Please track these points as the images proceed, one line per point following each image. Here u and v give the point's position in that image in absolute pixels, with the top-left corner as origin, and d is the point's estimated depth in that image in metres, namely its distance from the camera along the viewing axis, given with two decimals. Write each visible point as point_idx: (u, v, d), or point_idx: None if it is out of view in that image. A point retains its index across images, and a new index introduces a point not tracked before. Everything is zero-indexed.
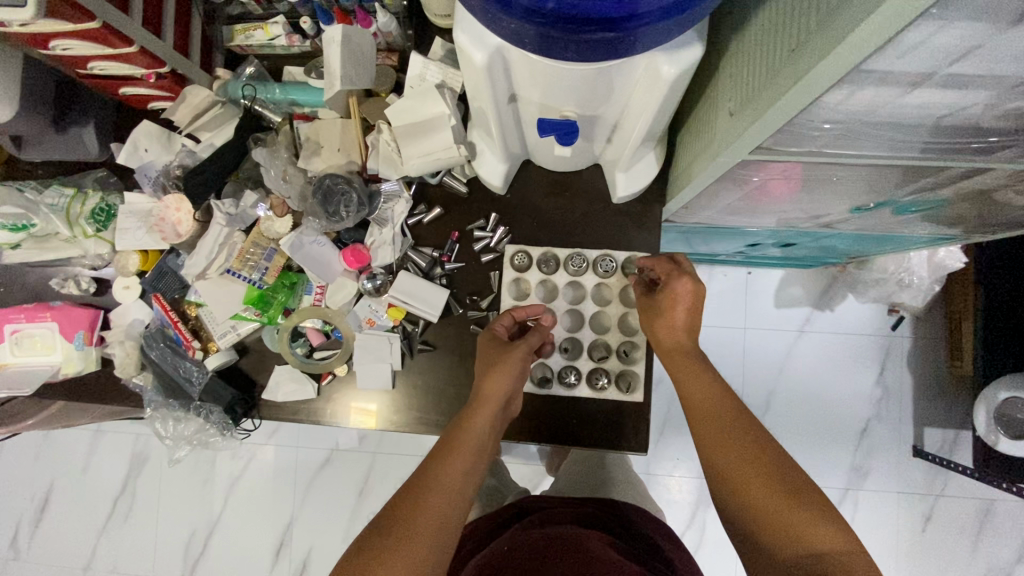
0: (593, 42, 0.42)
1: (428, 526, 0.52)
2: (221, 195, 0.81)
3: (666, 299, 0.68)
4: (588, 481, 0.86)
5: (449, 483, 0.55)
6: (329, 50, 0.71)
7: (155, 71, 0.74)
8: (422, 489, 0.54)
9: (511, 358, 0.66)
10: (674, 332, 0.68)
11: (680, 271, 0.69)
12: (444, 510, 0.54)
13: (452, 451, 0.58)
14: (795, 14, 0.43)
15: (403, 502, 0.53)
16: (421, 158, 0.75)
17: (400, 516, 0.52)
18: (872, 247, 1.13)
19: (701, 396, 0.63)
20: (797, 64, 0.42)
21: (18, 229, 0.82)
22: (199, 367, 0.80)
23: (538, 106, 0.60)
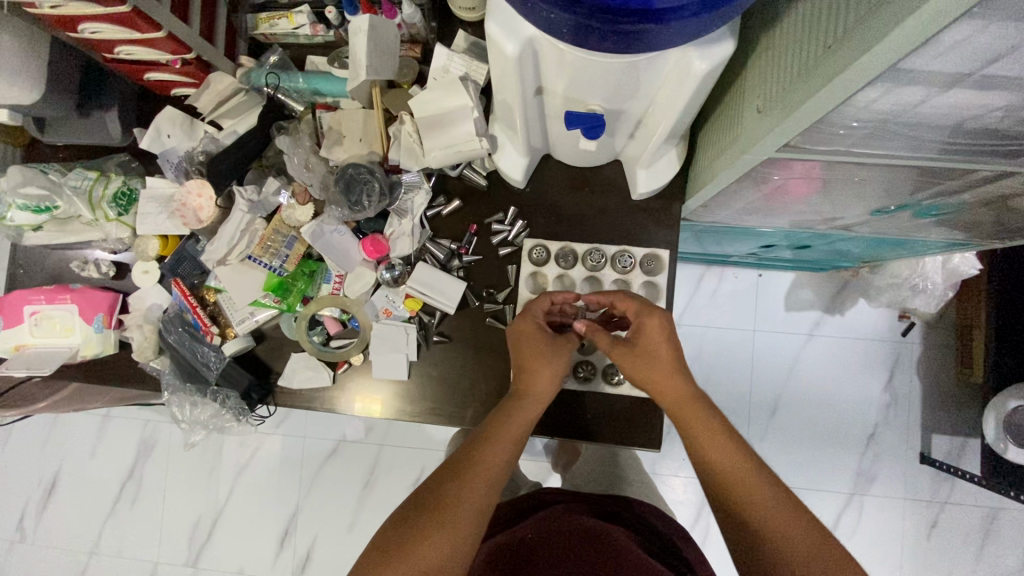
0: (629, 34, 0.42)
1: (470, 503, 0.55)
2: (243, 182, 0.81)
3: (644, 340, 0.66)
4: (599, 477, 0.86)
5: (493, 467, 0.58)
6: (354, 39, 0.72)
7: (181, 57, 0.74)
8: (466, 469, 0.57)
9: (557, 354, 0.68)
10: (672, 381, 0.65)
11: (649, 308, 0.68)
12: (486, 495, 0.57)
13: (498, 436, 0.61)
14: (833, 11, 0.43)
15: (447, 480, 0.57)
16: (444, 150, 0.75)
17: (447, 493, 0.55)
18: (887, 251, 1.12)
19: (704, 438, 0.62)
20: (832, 62, 0.42)
21: (40, 211, 0.82)
22: (216, 352, 0.80)
23: (564, 99, 0.60)
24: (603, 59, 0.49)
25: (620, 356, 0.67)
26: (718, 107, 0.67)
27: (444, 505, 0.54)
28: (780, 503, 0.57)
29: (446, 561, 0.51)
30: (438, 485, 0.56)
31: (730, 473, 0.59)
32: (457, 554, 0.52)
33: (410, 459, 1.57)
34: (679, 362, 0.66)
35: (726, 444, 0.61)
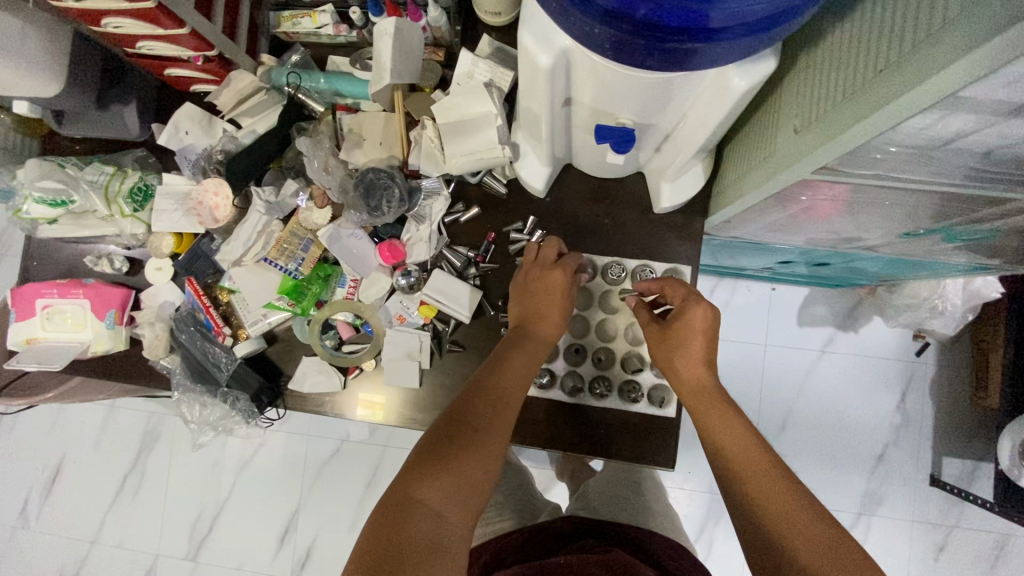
0: (676, 51, 0.42)
1: (499, 426, 0.61)
2: (261, 182, 0.80)
3: (679, 326, 0.68)
4: (617, 504, 0.86)
5: (512, 395, 0.64)
6: (379, 41, 0.71)
7: (202, 54, 0.73)
8: (491, 396, 0.63)
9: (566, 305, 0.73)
10: (695, 371, 0.67)
11: (694, 297, 0.68)
12: (509, 416, 0.63)
13: (516, 368, 0.67)
14: (886, 35, 0.42)
15: (475, 406, 0.61)
16: (465, 156, 0.74)
17: (478, 417, 0.60)
18: (906, 271, 1.10)
19: (717, 428, 0.64)
20: (880, 88, 0.40)
21: (57, 205, 0.81)
22: (228, 354, 0.79)
23: (594, 111, 0.59)
24: (641, 77, 0.48)
25: (654, 334, 0.71)
26: (748, 123, 0.66)
27: (475, 430, 0.59)
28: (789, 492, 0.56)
29: (481, 480, 0.56)
30: (467, 408, 0.61)
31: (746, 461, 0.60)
32: (488, 470, 0.57)
33: None
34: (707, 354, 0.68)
35: (741, 435, 0.62)
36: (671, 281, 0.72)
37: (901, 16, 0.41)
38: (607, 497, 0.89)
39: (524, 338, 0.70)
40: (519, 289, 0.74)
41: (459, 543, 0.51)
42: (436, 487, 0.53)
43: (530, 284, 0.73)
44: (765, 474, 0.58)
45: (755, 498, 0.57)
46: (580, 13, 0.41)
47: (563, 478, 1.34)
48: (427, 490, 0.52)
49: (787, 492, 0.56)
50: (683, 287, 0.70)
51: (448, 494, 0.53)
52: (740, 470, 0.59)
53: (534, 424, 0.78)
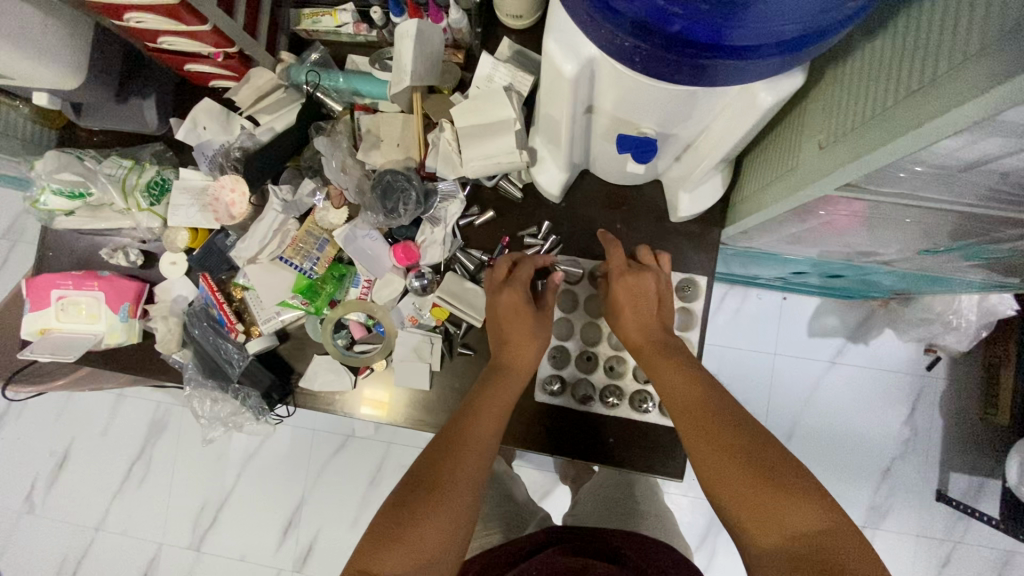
0: (707, 69, 0.43)
1: (465, 475, 0.59)
2: (278, 180, 0.80)
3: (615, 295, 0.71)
4: (612, 511, 0.89)
5: (481, 443, 0.62)
6: (401, 43, 0.70)
7: (223, 50, 0.73)
8: (458, 447, 0.61)
9: (540, 329, 0.72)
10: (641, 330, 0.70)
11: (627, 269, 0.71)
12: (479, 467, 0.61)
13: (485, 414, 0.65)
14: (919, 57, 0.41)
15: (439, 459, 0.60)
16: (481, 161, 0.74)
17: (442, 470, 0.58)
18: (920, 286, 1.09)
19: (663, 374, 0.65)
20: (911, 109, 0.40)
21: (74, 196, 0.81)
22: (240, 350, 0.80)
23: (615, 120, 0.58)
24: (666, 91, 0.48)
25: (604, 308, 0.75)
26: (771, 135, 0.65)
27: (438, 483, 0.57)
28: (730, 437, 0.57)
29: (443, 542, 0.54)
30: (429, 463, 0.59)
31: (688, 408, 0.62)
32: (453, 532, 0.55)
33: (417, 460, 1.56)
34: (646, 313, 0.70)
35: (682, 378, 0.63)
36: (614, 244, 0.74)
37: (936, 37, 0.40)
38: (613, 512, 0.90)
39: (495, 378, 0.69)
40: (487, 310, 0.74)
41: None
42: (394, 558, 0.52)
43: (497, 312, 0.72)
44: (702, 415, 0.60)
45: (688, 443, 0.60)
46: (612, 25, 0.42)
47: (567, 481, 1.35)
48: (384, 563, 0.52)
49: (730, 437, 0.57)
50: (620, 257, 0.72)
51: (406, 562, 0.52)
52: (681, 420, 0.61)
53: (544, 430, 0.78)
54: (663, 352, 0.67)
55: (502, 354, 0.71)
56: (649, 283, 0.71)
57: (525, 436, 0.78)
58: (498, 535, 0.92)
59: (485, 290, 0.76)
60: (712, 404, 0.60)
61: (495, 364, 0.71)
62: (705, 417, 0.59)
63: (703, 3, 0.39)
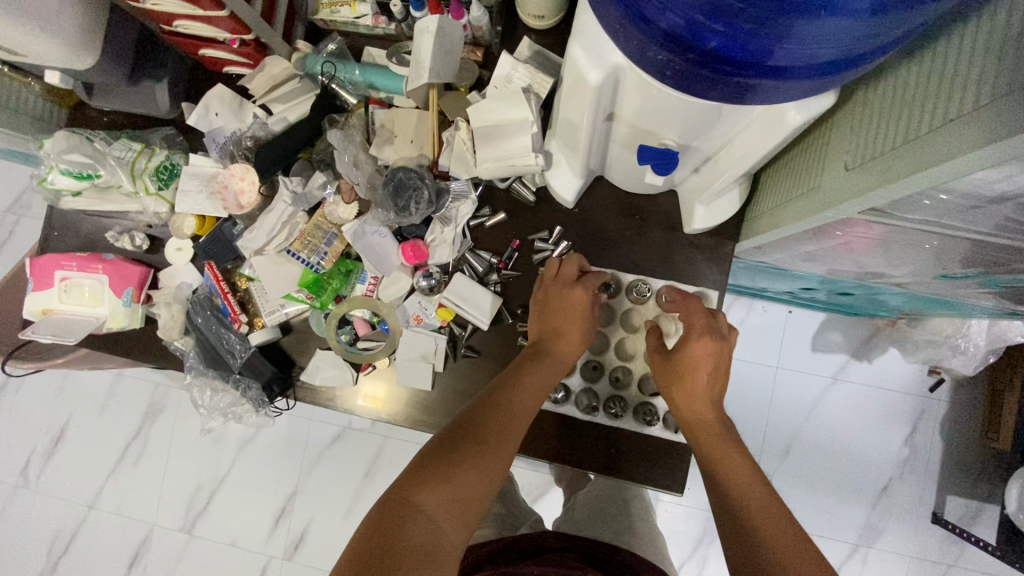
0: (742, 86, 0.42)
1: (506, 441, 0.61)
2: (289, 171, 0.79)
3: (684, 357, 0.68)
4: (607, 523, 0.89)
5: (525, 411, 0.64)
6: (419, 39, 0.69)
7: (239, 37, 0.72)
8: (504, 412, 0.63)
9: (591, 330, 0.72)
10: (697, 406, 0.68)
11: (707, 329, 0.69)
12: (519, 435, 0.62)
13: (534, 384, 0.66)
14: (941, 95, 0.41)
15: (487, 417, 0.61)
16: (495, 162, 0.73)
17: (489, 429, 0.60)
18: (929, 308, 1.08)
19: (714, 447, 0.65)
20: (930, 145, 0.40)
21: (82, 177, 0.80)
22: (242, 341, 0.78)
23: (637, 129, 0.57)
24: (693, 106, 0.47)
25: (658, 360, 0.71)
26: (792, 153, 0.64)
27: (485, 442, 0.59)
28: (790, 533, 0.55)
29: (482, 489, 0.56)
30: (477, 420, 0.61)
31: (750, 490, 0.60)
32: (490, 484, 0.57)
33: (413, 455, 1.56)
34: (715, 387, 0.69)
35: (733, 458, 0.64)
36: (697, 303, 0.71)
37: (963, 77, 0.40)
38: (604, 526, 0.89)
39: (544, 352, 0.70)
40: (538, 300, 0.73)
41: (451, 552, 0.51)
42: (436, 495, 0.53)
43: (551, 303, 0.72)
44: (755, 494, 0.60)
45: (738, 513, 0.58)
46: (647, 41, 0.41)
47: (562, 484, 1.35)
48: (425, 498, 0.53)
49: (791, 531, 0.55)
50: (705, 314, 0.70)
51: (446, 500, 0.53)
52: (731, 491, 0.61)
53: (546, 438, 0.77)
54: (727, 435, 0.66)
55: (552, 344, 0.71)
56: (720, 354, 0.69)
57: (525, 442, 0.77)
58: (492, 533, 0.92)
59: (546, 280, 0.74)
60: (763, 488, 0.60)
61: (542, 349, 0.70)
62: (759, 498, 0.59)
63: (746, 23, 0.38)
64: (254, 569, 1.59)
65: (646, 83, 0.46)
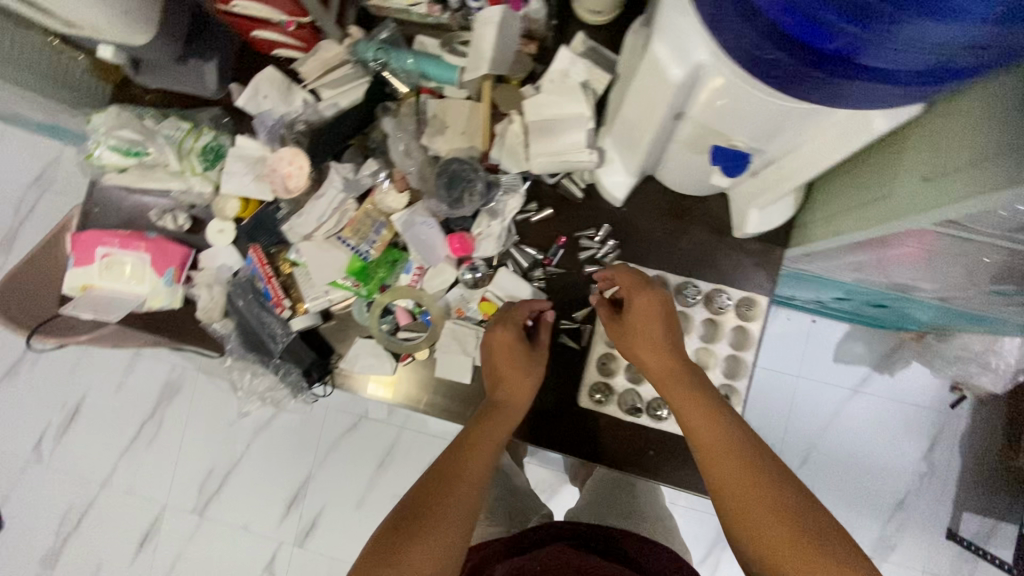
0: (848, 88, 0.41)
1: (457, 504, 0.59)
2: (340, 158, 0.78)
3: (633, 316, 0.68)
4: (613, 511, 0.92)
5: (474, 475, 0.62)
6: (480, 29, 0.68)
7: (296, 21, 0.73)
8: (453, 475, 0.61)
9: (535, 366, 0.72)
10: (660, 356, 0.67)
11: (641, 285, 0.69)
12: (471, 497, 0.60)
13: (479, 446, 0.65)
14: None
15: (434, 482, 0.60)
16: (548, 157, 0.72)
17: (438, 496, 0.59)
18: (957, 322, 1.07)
19: (686, 407, 0.63)
20: (1016, 164, 0.40)
21: (131, 155, 0.79)
22: (283, 326, 0.78)
23: (706, 130, 0.56)
24: (787, 108, 0.47)
25: (613, 327, 0.71)
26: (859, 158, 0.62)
27: (432, 509, 0.58)
28: (754, 495, 0.55)
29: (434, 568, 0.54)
30: (426, 490, 0.60)
31: (713, 446, 0.60)
32: (444, 559, 0.55)
33: (428, 447, 1.56)
34: (663, 339, 0.67)
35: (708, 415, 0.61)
36: (624, 267, 0.72)
37: None
38: (617, 515, 0.91)
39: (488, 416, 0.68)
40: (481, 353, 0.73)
41: None
42: None
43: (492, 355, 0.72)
44: (736, 453, 0.58)
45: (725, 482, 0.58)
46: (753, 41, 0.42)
47: (578, 483, 1.35)
48: None
49: (755, 491, 0.55)
50: (631, 274, 0.71)
51: None
52: (711, 455, 0.59)
53: (585, 437, 0.77)
54: (686, 381, 0.64)
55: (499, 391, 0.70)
56: (661, 301, 0.68)
57: (565, 441, 0.77)
58: None
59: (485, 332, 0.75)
60: (743, 445, 0.59)
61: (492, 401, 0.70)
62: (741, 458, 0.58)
63: (876, 22, 0.36)
64: (265, 554, 1.59)
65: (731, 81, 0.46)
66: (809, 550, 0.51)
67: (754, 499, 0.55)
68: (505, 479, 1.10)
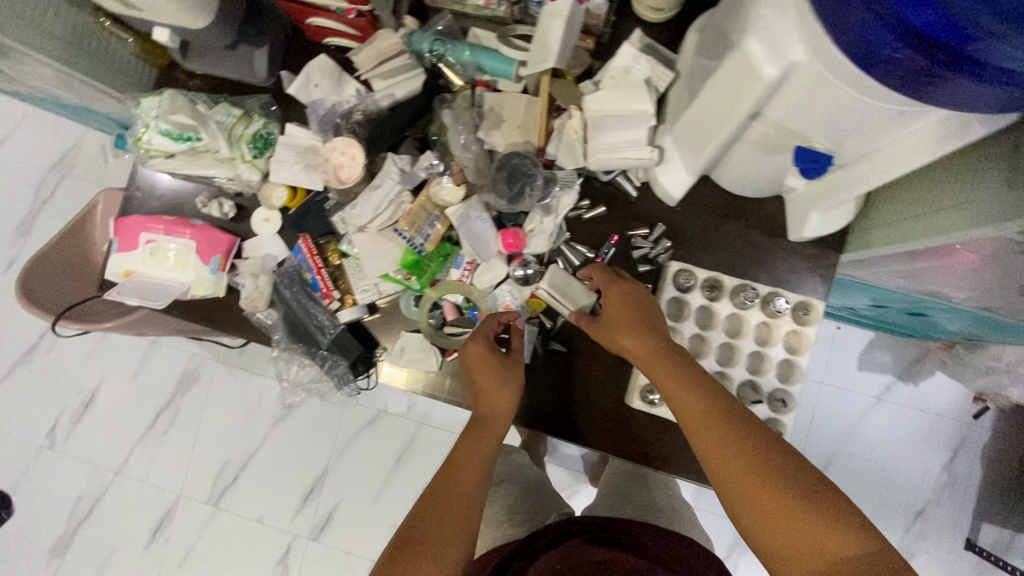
0: (983, 96, 0.39)
1: (453, 522, 0.61)
2: (396, 150, 0.77)
3: (612, 309, 0.69)
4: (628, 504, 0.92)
5: (465, 495, 0.64)
6: (547, 23, 0.67)
7: (356, 9, 0.72)
8: (447, 495, 0.63)
9: (514, 371, 0.71)
10: (642, 340, 0.66)
11: (614, 281, 0.71)
12: (466, 513, 0.63)
13: (463, 465, 0.66)
14: None
15: (430, 505, 0.63)
16: (607, 154, 0.71)
17: (433, 518, 0.61)
18: (986, 334, 1.05)
19: (671, 389, 0.62)
20: None
21: (182, 139, 0.77)
22: (331, 318, 0.78)
23: (783, 130, 0.56)
24: (888, 112, 0.47)
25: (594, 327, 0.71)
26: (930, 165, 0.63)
27: (429, 530, 0.60)
28: (743, 472, 0.54)
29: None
30: (422, 512, 0.62)
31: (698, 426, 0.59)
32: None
33: (447, 444, 1.54)
34: (645, 324, 0.67)
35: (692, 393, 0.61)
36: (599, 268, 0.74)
37: None
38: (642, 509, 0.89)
39: (470, 430, 0.70)
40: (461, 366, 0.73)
41: None
42: None
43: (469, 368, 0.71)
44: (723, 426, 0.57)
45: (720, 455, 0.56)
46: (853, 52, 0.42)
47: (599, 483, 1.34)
48: None
49: (743, 467, 0.54)
50: (607, 273, 0.73)
51: None
52: (701, 430, 0.58)
53: (634, 438, 0.76)
54: (668, 362, 0.63)
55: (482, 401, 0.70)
56: (633, 293, 0.70)
57: (615, 441, 0.76)
58: None
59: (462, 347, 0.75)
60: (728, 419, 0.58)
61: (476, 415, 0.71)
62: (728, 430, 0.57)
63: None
64: (280, 547, 1.58)
65: (830, 81, 0.45)
66: (805, 519, 0.50)
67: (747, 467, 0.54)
68: (534, 479, 1.09)
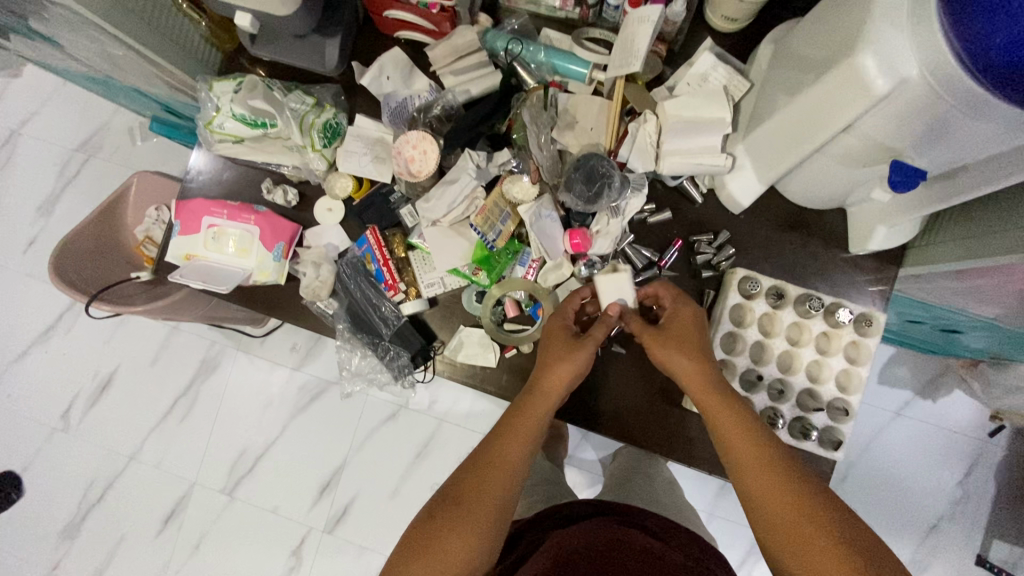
0: None
1: (491, 496, 0.60)
2: (472, 147, 0.77)
3: (674, 327, 0.66)
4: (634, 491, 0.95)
5: (508, 467, 0.62)
6: (635, 27, 0.70)
7: (440, 3, 0.73)
8: (484, 465, 0.62)
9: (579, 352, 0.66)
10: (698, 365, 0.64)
11: (682, 300, 0.68)
12: (504, 486, 0.61)
13: (507, 441, 0.63)
14: None
15: (469, 478, 0.61)
16: (681, 159, 0.73)
17: (470, 487, 0.60)
18: (1005, 351, 1.03)
19: (725, 425, 0.61)
20: None
21: (256, 125, 0.77)
22: (394, 310, 0.79)
23: (872, 143, 0.57)
24: (987, 135, 0.49)
25: (648, 338, 0.67)
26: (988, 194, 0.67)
27: (462, 499, 0.59)
28: (791, 508, 0.55)
29: (466, 559, 0.56)
30: (458, 478, 0.62)
31: (748, 463, 0.59)
32: (478, 547, 0.57)
33: (467, 442, 1.53)
34: (701, 351, 0.65)
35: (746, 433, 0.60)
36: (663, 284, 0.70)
37: None
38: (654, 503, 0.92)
39: (528, 398, 0.66)
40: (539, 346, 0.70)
41: None
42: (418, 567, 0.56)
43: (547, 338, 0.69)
44: (771, 473, 0.57)
45: (771, 504, 0.56)
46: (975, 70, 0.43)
47: None
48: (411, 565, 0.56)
49: (792, 505, 0.55)
50: (675, 290, 0.69)
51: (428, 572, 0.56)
52: (751, 478, 0.58)
53: (688, 441, 0.77)
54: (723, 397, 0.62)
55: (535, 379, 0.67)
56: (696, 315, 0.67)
57: (669, 442, 0.77)
58: None
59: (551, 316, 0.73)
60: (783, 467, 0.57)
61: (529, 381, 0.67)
62: (776, 480, 0.57)
63: None
64: (293, 539, 1.57)
65: (940, 94, 0.47)
66: (843, 555, 0.51)
67: (798, 522, 0.54)
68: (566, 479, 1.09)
